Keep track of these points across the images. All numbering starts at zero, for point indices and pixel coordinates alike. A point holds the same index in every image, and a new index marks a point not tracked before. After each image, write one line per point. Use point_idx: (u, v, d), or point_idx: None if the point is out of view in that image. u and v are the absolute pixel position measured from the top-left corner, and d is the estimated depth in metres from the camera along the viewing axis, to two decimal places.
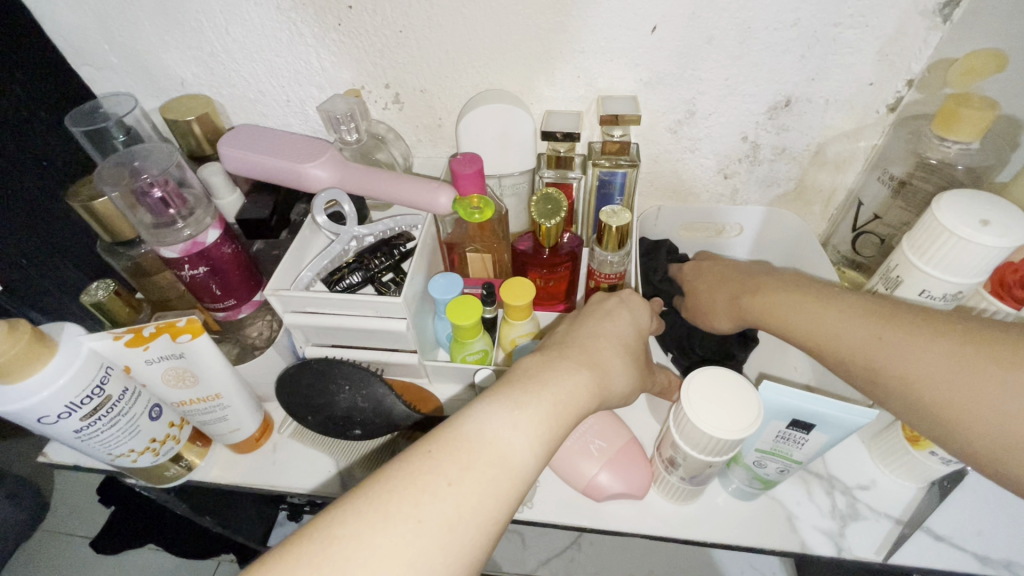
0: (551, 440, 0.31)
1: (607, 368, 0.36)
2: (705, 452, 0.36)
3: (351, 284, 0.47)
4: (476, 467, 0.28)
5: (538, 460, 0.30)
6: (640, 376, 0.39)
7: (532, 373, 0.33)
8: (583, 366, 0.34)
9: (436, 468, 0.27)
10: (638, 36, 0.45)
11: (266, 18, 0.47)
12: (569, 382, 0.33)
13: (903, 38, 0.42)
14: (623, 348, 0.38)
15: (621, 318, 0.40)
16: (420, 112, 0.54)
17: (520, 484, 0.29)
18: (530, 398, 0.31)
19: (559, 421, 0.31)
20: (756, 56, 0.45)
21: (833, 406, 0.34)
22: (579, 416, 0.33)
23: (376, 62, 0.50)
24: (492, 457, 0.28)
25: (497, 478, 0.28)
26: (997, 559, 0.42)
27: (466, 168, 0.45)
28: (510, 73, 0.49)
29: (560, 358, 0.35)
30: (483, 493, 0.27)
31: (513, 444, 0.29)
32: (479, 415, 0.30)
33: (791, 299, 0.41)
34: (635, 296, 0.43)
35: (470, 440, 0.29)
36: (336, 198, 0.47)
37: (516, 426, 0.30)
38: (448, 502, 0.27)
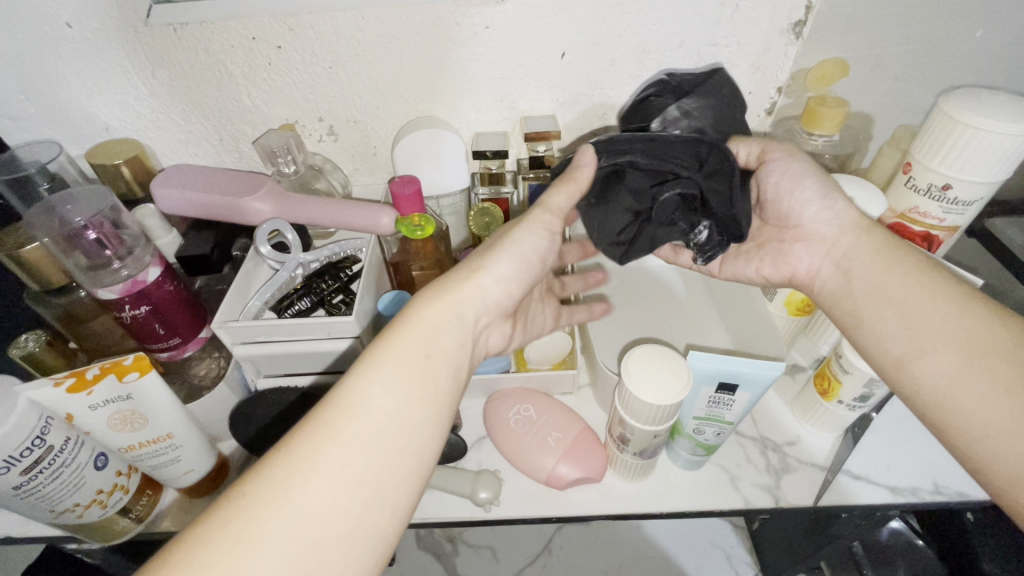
0: (417, 378, 0.32)
1: (471, 298, 0.37)
2: (650, 424, 0.40)
3: (302, 310, 0.47)
4: (346, 435, 0.29)
5: (410, 407, 0.31)
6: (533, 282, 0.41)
7: (393, 323, 0.34)
8: (440, 293, 0.36)
9: (305, 446, 0.29)
10: (550, 61, 0.50)
11: (193, 60, 0.48)
12: (426, 315, 0.35)
13: (769, 53, 0.49)
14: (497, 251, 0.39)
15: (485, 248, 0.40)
16: (355, 142, 0.56)
17: (399, 437, 0.30)
18: (378, 353, 0.33)
19: (427, 367, 0.33)
20: (653, 73, 0.51)
21: (750, 364, 0.39)
22: (448, 351, 0.34)
23: (307, 97, 0.52)
24: (352, 417, 0.30)
25: (371, 439, 0.30)
26: (904, 487, 0.48)
27: (404, 190, 0.48)
28: (438, 101, 0.53)
29: (421, 300, 0.36)
30: (351, 452, 0.29)
31: (372, 396, 0.31)
32: (343, 382, 0.31)
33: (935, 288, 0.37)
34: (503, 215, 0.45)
35: (332, 409, 0.30)
36: (279, 228, 0.48)
37: (380, 386, 0.31)
38: (319, 474, 0.28)
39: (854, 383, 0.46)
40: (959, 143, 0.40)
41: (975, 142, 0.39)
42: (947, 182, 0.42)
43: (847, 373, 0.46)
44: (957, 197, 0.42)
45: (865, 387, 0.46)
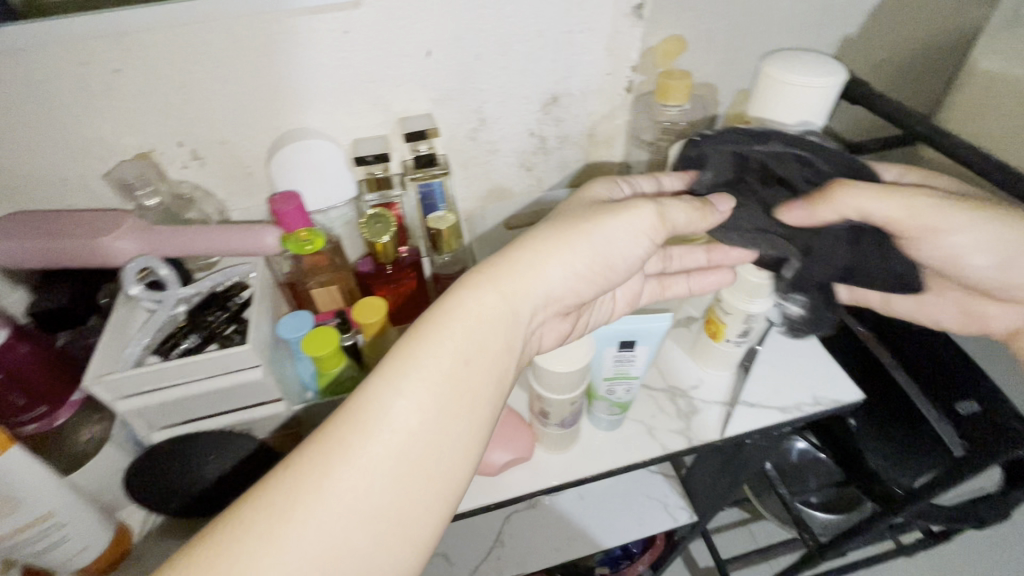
0: (450, 394, 0.31)
1: (516, 304, 0.36)
2: (564, 392, 0.43)
3: (189, 348, 0.44)
4: (369, 449, 0.29)
5: (439, 426, 0.31)
6: (587, 284, 0.39)
7: (427, 324, 0.33)
8: (489, 291, 0.35)
9: (327, 458, 0.28)
10: (417, 61, 0.50)
11: (11, 93, 0.43)
12: (466, 319, 0.34)
13: (620, 36, 0.53)
14: (566, 246, 0.37)
15: (533, 245, 0.37)
16: (224, 163, 0.52)
17: (428, 462, 0.30)
18: (411, 361, 0.31)
19: (461, 388, 0.32)
20: (520, 64, 0.53)
21: (639, 320, 0.43)
22: (489, 362, 0.34)
23: (161, 121, 0.48)
24: (374, 435, 0.29)
25: (394, 460, 0.29)
26: (791, 405, 0.54)
27: (286, 206, 0.46)
28: (308, 111, 0.51)
29: (468, 302, 0.34)
30: (364, 478, 0.28)
31: (398, 412, 0.30)
32: (374, 388, 0.30)
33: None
34: (581, 193, 0.43)
35: (353, 426, 0.29)
36: (149, 265, 0.45)
37: (411, 399, 0.30)
38: (323, 508, 0.27)
39: (735, 322, 0.51)
40: (782, 99, 0.46)
41: (794, 96, 0.46)
42: None
43: (728, 314, 0.51)
44: None
45: (745, 322, 0.51)
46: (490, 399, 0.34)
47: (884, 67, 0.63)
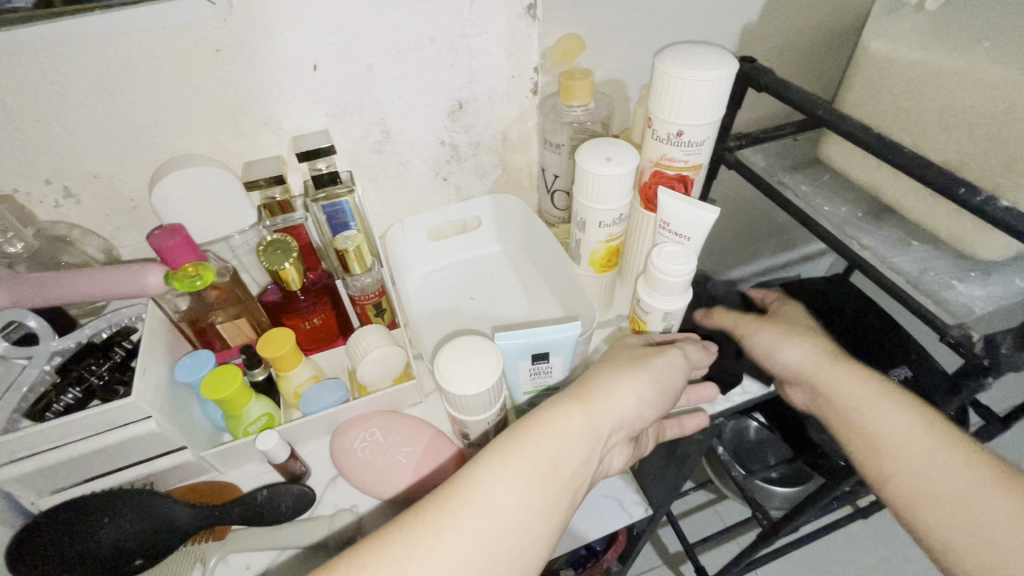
0: (543, 500, 0.33)
1: (603, 419, 0.37)
2: (476, 412, 0.41)
3: (70, 405, 0.41)
4: (464, 525, 0.30)
5: (530, 523, 0.32)
6: (653, 407, 0.41)
7: (529, 425, 0.35)
8: (580, 412, 0.37)
9: (430, 527, 0.30)
10: (304, 76, 0.48)
11: None
12: (559, 434, 0.35)
13: (517, 37, 0.52)
14: (632, 372, 0.40)
15: (617, 372, 0.40)
16: (104, 199, 0.49)
17: (511, 554, 0.31)
18: (515, 457, 0.33)
19: (552, 497, 0.33)
20: (418, 72, 0.51)
21: (551, 330, 0.41)
22: (572, 473, 0.35)
23: (21, 159, 0.44)
24: (479, 516, 0.31)
25: (485, 543, 0.30)
26: (719, 397, 0.54)
27: (168, 240, 0.43)
28: (191, 137, 0.48)
29: (563, 414, 0.36)
30: (465, 554, 0.30)
31: (497, 498, 0.32)
32: (482, 469, 0.32)
33: (881, 393, 0.44)
34: (622, 337, 0.48)
35: (459, 498, 0.31)
36: (18, 318, 0.41)
37: (509, 486, 0.32)
38: (420, 569, 0.29)
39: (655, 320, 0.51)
40: (678, 95, 0.46)
41: (688, 91, 0.45)
42: (679, 129, 0.48)
43: (649, 314, 0.50)
44: (691, 140, 0.48)
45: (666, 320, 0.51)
46: (566, 508, 0.35)
47: (787, 52, 0.64)
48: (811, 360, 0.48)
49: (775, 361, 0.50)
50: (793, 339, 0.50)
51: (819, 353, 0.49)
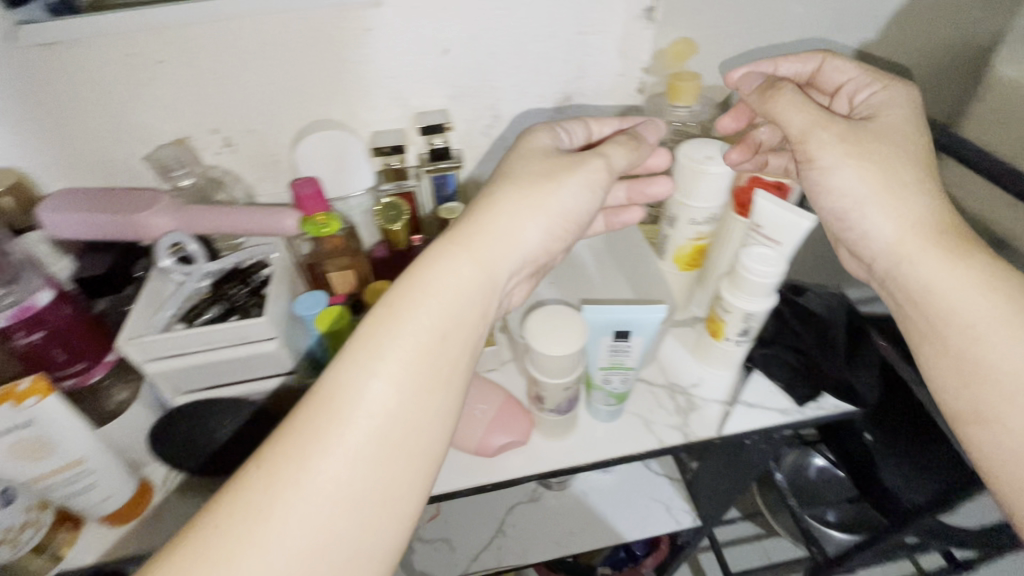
0: (422, 367, 0.33)
1: (492, 262, 0.38)
2: (553, 376, 0.44)
3: (212, 318, 0.47)
4: (343, 434, 0.30)
5: (413, 407, 0.32)
6: (553, 239, 0.43)
7: (394, 303, 0.34)
8: (463, 257, 0.37)
9: (310, 444, 0.30)
10: (435, 58, 0.53)
11: (69, 79, 0.47)
12: (452, 288, 0.36)
13: (631, 36, 0.55)
14: (526, 207, 0.41)
15: (491, 217, 0.40)
16: (254, 151, 0.56)
17: (411, 436, 0.32)
18: (384, 344, 0.33)
19: (429, 365, 0.33)
20: (534, 62, 0.55)
21: (637, 310, 0.43)
22: (466, 315, 0.36)
23: (197, 109, 0.52)
24: (346, 423, 0.30)
25: (375, 439, 0.31)
26: (791, 408, 0.54)
27: (306, 189, 0.50)
28: (333, 105, 0.55)
29: (463, 258, 0.37)
30: (346, 464, 0.30)
31: (372, 394, 0.31)
32: (336, 369, 0.32)
33: (990, 301, 0.38)
34: (529, 142, 0.46)
35: (320, 411, 0.31)
36: (181, 241, 0.49)
37: (372, 377, 0.32)
38: (318, 480, 0.29)
39: (735, 321, 0.52)
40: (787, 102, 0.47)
41: (797, 99, 0.46)
42: None
43: (729, 313, 0.51)
44: None
45: (745, 322, 0.51)
46: (456, 382, 0.35)
47: (904, 73, 0.62)
48: (906, 242, 0.42)
49: (855, 221, 0.45)
50: (893, 200, 0.43)
51: (921, 229, 0.42)
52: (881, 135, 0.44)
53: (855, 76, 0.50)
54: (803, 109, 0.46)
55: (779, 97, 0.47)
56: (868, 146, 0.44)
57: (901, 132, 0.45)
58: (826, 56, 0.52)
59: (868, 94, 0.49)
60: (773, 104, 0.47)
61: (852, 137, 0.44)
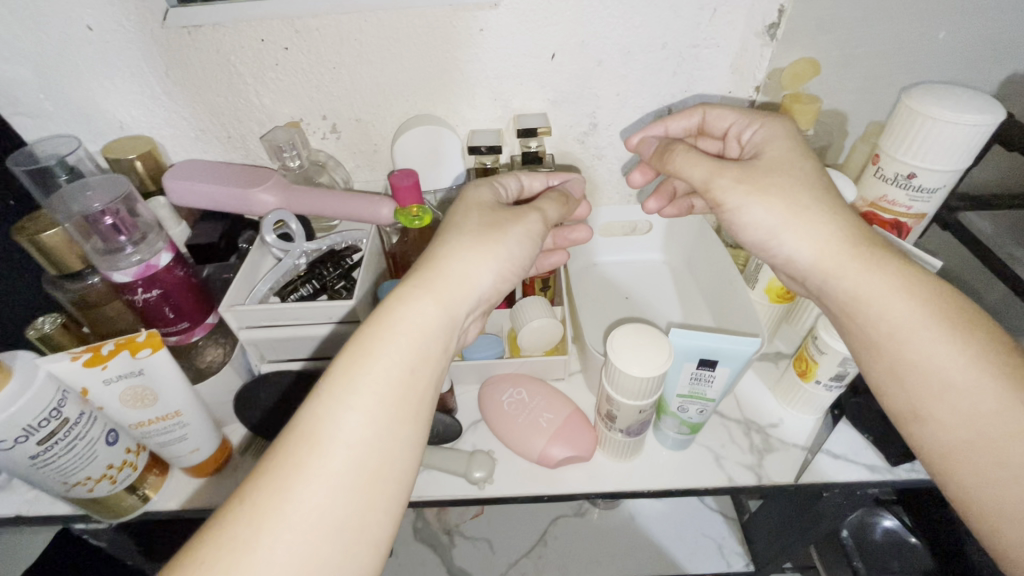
0: (399, 399, 0.35)
1: (457, 297, 0.39)
2: (633, 398, 0.43)
3: (304, 295, 0.50)
4: (318, 469, 0.31)
5: (389, 436, 0.34)
6: (505, 282, 0.43)
7: (366, 337, 0.36)
8: (427, 300, 0.38)
9: (286, 483, 0.31)
10: (541, 62, 0.53)
11: (205, 60, 0.51)
12: (393, 330, 0.36)
13: (747, 53, 0.53)
14: (482, 251, 0.41)
15: (456, 254, 0.40)
16: (357, 139, 0.59)
17: (388, 466, 0.33)
18: (357, 378, 0.34)
19: (405, 396, 0.35)
20: (640, 73, 0.54)
21: (728, 340, 0.41)
22: (434, 349, 0.37)
23: (312, 96, 0.55)
24: (325, 454, 0.32)
25: (352, 471, 0.32)
26: (881, 466, 0.50)
27: (403, 181, 0.51)
28: (436, 101, 0.56)
29: (414, 294, 0.38)
30: (323, 496, 0.31)
31: (348, 427, 0.33)
32: (311, 403, 0.33)
33: (909, 303, 0.37)
34: (471, 193, 0.46)
35: (303, 446, 0.32)
36: (284, 218, 0.51)
37: (352, 411, 0.33)
38: (301, 516, 0.30)
39: (830, 363, 0.48)
40: (922, 137, 0.43)
41: (934, 135, 0.43)
42: (912, 171, 0.45)
43: (823, 354, 0.48)
44: (922, 185, 0.46)
45: (841, 367, 0.48)
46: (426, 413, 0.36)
47: None
48: (831, 257, 0.40)
49: (777, 247, 0.43)
50: (806, 223, 0.41)
51: (840, 245, 0.40)
52: (790, 170, 0.42)
53: (736, 120, 0.49)
54: (700, 161, 0.44)
55: (676, 155, 0.45)
56: (790, 181, 0.42)
57: (793, 165, 0.43)
58: (706, 107, 0.51)
59: (751, 133, 0.48)
60: (674, 165, 0.45)
61: (779, 182, 0.42)
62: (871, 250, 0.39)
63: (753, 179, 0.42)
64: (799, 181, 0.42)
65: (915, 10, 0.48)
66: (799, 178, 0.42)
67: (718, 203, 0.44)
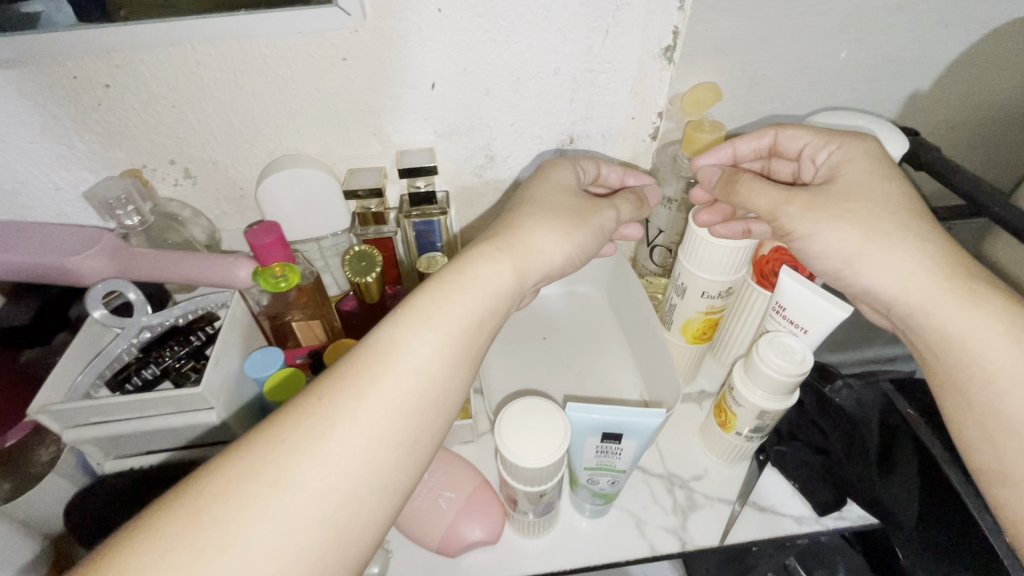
0: (466, 344, 0.33)
1: (529, 257, 0.39)
2: (529, 484, 0.37)
3: (144, 382, 0.42)
4: (391, 382, 0.30)
5: (456, 372, 0.32)
6: (571, 264, 0.43)
7: (453, 278, 0.35)
8: (505, 261, 0.37)
9: (356, 391, 0.29)
10: (421, 93, 0.47)
11: (3, 102, 0.42)
12: (480, 279, 0.36)
13: (646, 78, 0.48)
14: (560, 230, 0.41)
15: (532, 227, 0.41)
16: (217, 184, 0.51)
17: (448, 404, 0.32)
18: (434, 314, 0.33)
19: (473, 338, 0.34)
20: (534, 101, 0.49)
21: (630, 412, 0.37)
22: (503, 308, 0.36)
23: (153, 138, 0.46)
24: (399, 375, 0.30)
25: (418, 397, 0.30)
26: (809, 517, 0.47)
27: (263, 239, 0.43)
28: (306, 139, 0.49)
29: (493, 252, 0.38)
30: (389, 408, 0.29)
31: (419, 354, 0.31)
32: (389, 325, 0.32)
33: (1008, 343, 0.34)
34: (549, 170, 0.46)
35: (378, 359, 0.30)
36: (116, 288, 0.43)
37: (426, 339, 0.32)
38: (365, 422, 0.28)
39: (747, 416, 0.44)
40: None
41: None
42: None
43: (740, 406, 0.44)
44: None
45: (760, 419, 0.44)
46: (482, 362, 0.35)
47: (956, 131, 0.55)
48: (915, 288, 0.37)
49: (853, 278, 0.40)
50: (884, 251, 0.38)
51: (929, 274, 0.37)
52: (867, 189, 0.39)
53: (811, 139, 0.44)
54: (768, 189, 0.41)
55: (746, 185, 0.42)
56: (869, 206, 0.39)
57: (871, 189, 0.39)
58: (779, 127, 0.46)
59: (827, 155, 0.43)
60: (739, 197, 0.42)
61: (863, 204, 0.39)
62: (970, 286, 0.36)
63: (826, 200, 0.40)
64: (879, 201, 0.39)
65: (812, 33, 0.45)
66: (882, 200, 0.39)
67: (788, 231, 0.41)
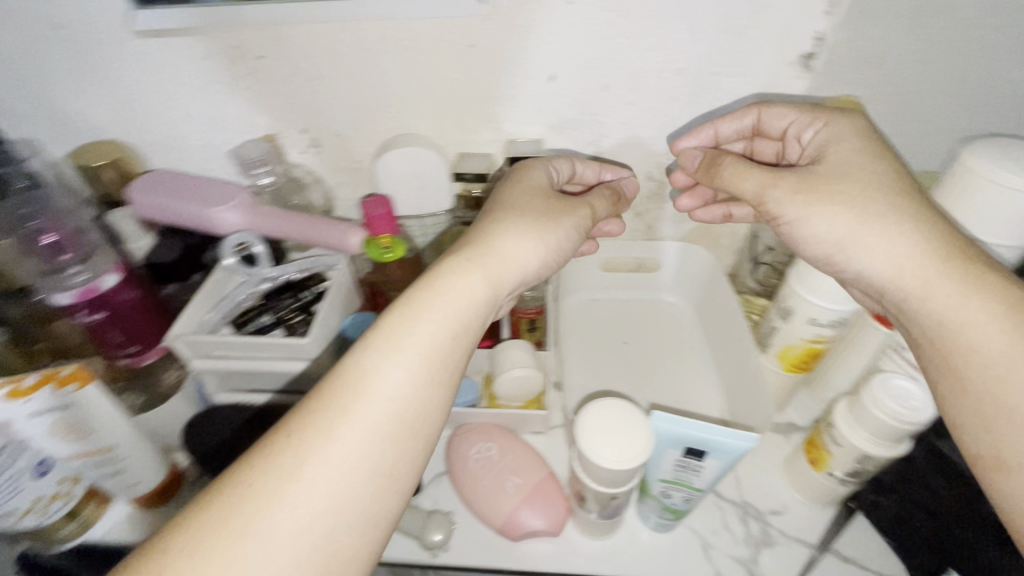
0: (440, 366, 0.32)
1: (502, 272, 0.37)
2: (605, 485, 0.37)
3: (259, 328, 0.46)
4: (365, 416, 0.30)
5: (425, 398, 0.32)
6: (543, 271, 0.41)
7: (418, 293, 0.34)
8: (478, 275, 0.36)
9: (331, 423, 0.29)
10: (538, 83, 0.47)
11: (175, 65, 0.47)
12: (445, 294, 0.34)
13: (779, 85, 0.46)
14: (532, 236, 0.39)
15: (525, 235, 0.39)
16: (339, 155, 0.54)
17: (424, 431, 0.32)
18: (404, 338, 0.32)
19: (447, 362, 0.33)
20: (651, 101, 0.48)
21: (721, 433, 0.35)
22: (476, 324, 0.35)
23: (291, 108, 0.51)
24: (370, 401, 0.30)
25: (391, 427, 0.30)
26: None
27: (376, 210, 0.46)
28: (423, 119, 0.51)
29: (462, 264, 0.36)
30: (362, 441, 0.29)
31: (391, 380, 0.31)
32: (358, 352, 0.31)
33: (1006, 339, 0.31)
34: (526, 173, 0.43)
35: (355, 390, 0.30)
36: (246, 240, 0.48)
37: (398, 366, 0.31)
38: (342, 454, 0.28)
39: (846, 457, 0.41)
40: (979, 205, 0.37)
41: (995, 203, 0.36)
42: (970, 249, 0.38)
43: (839, 446, 0.41)
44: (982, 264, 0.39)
45: (859, 463, 0.41)
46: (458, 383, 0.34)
47: None
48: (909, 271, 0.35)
49: (844, 264, 0.38)
50: (875, 235, 0.36)
51: (928, 258, 0.34)
52: (862, 170, 0.38)
53: (796, 118, 0.43)
54: (751, 173, 0.41)
55: (736, 170, 0.42)
56: (865, 188, 0.37)
57: (866, 169, 0.38)
58: (763, 106, 0.44)
59: (813, 133, 0.42)
60: (723, 180, 0.42)
61: (861, 191, 0.37)
62: (964, 270, 0.33)
63: (817, 184, 0.39)
64: (885, 183, 0.37)
65: (980, 45, 0.41)
66: (880, 182, 0.37)
67: (774, 217, 0.40)
